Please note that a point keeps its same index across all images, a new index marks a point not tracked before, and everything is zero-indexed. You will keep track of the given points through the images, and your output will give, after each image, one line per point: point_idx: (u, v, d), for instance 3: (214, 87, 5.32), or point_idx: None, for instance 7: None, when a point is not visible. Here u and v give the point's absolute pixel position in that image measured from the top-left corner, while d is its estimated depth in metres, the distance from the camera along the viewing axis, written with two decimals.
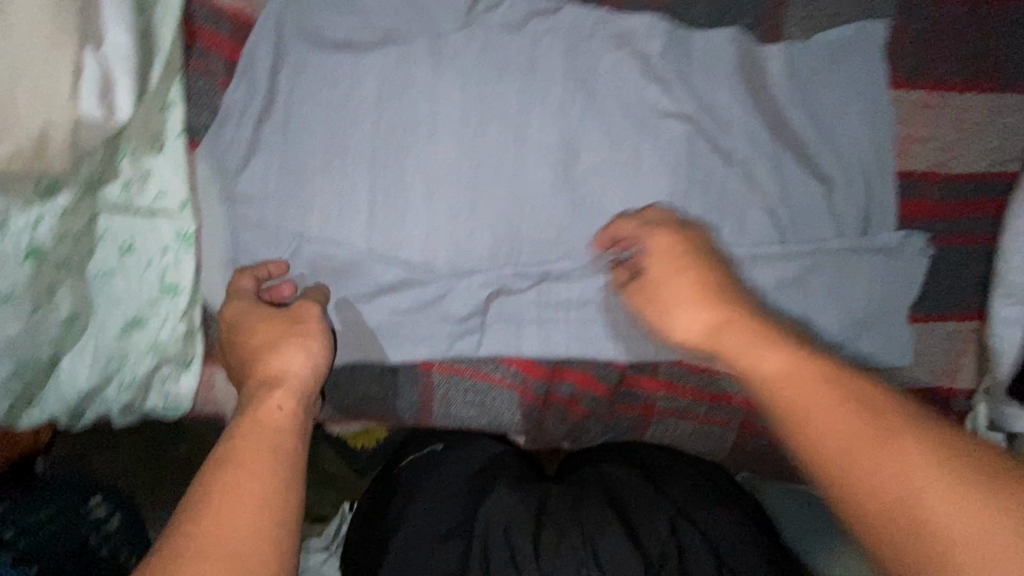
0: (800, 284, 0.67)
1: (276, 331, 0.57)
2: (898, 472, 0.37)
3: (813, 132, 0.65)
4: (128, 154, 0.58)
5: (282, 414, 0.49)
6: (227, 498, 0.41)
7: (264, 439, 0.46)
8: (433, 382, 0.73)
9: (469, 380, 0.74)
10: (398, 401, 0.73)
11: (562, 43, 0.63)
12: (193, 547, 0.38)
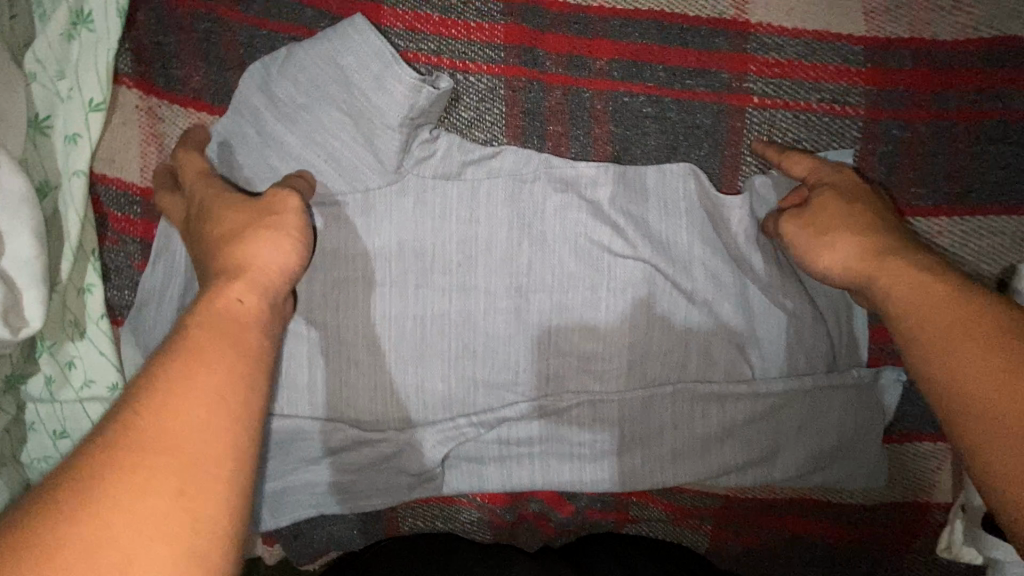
0: (770, 417, 0.64)
1: (243, 219, 0.48)
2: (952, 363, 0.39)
3: (774, 267, 0.62)
4: (46, 349, 0.55)
5: (242, 308, 0.42)
6: (182, 408, 0.34)
7: (235, 357, 0.38)
8: (398, 514, 0.74)
9: (437, 509, 0.75)
10: (364, 538, 0.73)
11: (503, 188, 0.59)
12: (109, 495, 0.30)
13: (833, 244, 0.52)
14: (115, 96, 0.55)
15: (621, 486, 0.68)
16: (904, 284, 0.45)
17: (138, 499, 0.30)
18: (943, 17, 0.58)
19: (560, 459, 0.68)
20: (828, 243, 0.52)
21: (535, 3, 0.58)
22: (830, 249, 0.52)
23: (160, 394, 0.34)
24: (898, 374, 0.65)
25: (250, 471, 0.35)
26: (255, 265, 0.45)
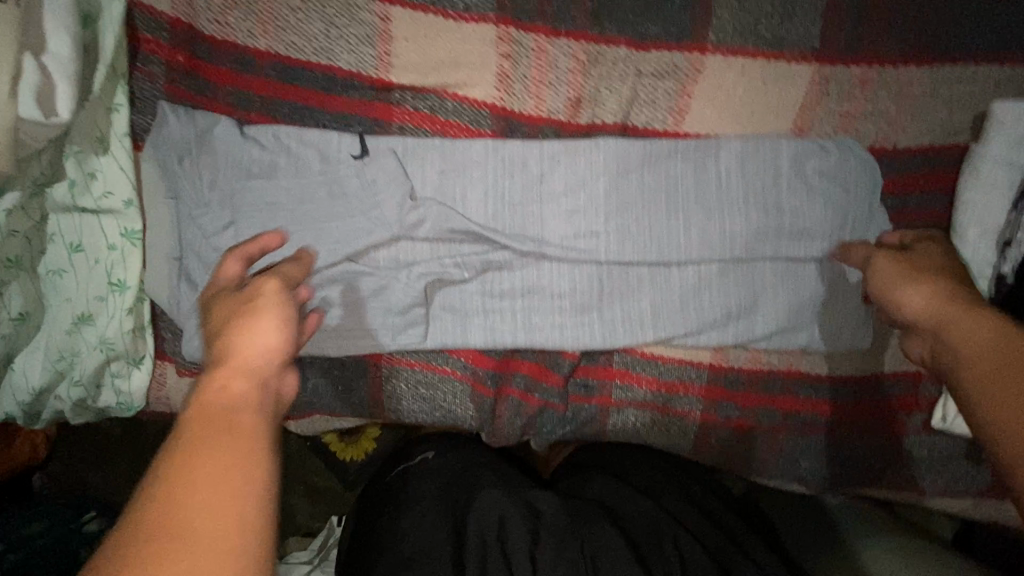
0: (745, 264, 0.66)
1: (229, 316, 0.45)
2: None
3: (744, 115, 0.65)
4: (73, 156, 0.61)
5: (230, 393, 0.38)
6: (171, 510, 0.31)
7: (209, 458, 0.34)
8: (382, 374, 0.72)
9: (421, 374, 0.72)
10: (349, 396, 0.73)
11: (490, 36, 0.64)
12: (160, 554, 0.30)
13: (907, 291, 0.54)
14: None
15: (601, 341, 0.69)
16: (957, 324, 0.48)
17: (195, 530, 0.31)
18: None
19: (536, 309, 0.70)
20: (903, 294, 0.54)
21: None
22: (903, 297, 0.54)
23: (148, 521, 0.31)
24: (875, 222, 0.65)
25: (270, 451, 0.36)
26: (255, 357, 0.42)
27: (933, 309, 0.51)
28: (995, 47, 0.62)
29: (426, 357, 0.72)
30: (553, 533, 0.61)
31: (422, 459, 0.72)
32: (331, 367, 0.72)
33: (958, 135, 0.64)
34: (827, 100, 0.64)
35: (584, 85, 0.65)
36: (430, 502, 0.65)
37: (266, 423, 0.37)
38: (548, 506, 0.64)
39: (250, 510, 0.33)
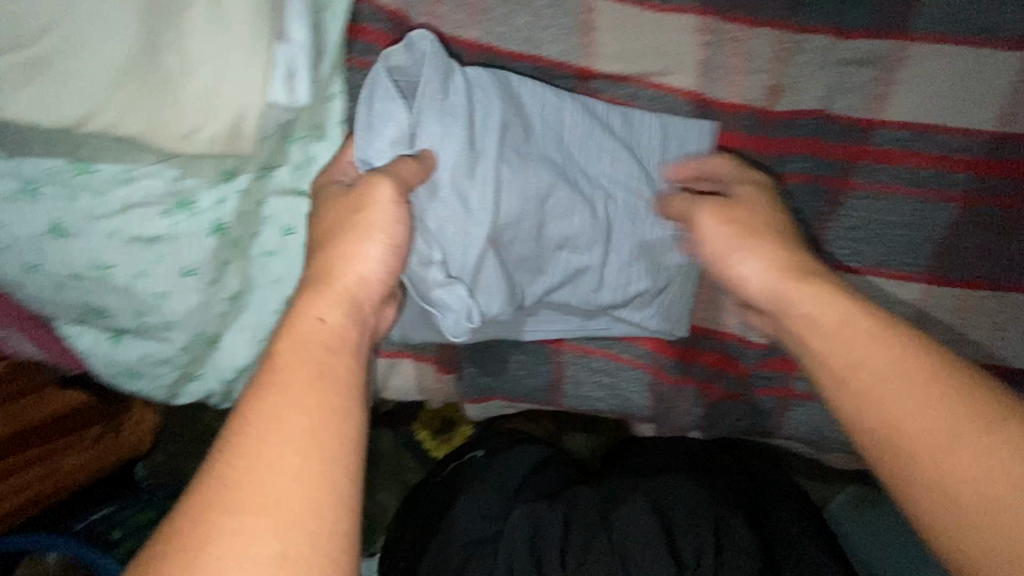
0: (948, 252, 0.67)
1: (720, 205, 0.61)
2: (967, 459, 0.41)
3: (945, 103, 0.65)
4: (297, 141, 0.64)
5: (324, 327, 0.48)
6: (243, 446, 0.41)
7: (281, 446, 0.41)
8: (563, 361, 0.74)
9: (600, 362, 0.73)
10: (529, 381, 0.75)
11: (693, 25, 0.65)
12: (243, 478, 0.40)
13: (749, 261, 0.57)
14: None
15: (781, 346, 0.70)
16: (832, 310, 0.51)
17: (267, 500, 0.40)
18: None
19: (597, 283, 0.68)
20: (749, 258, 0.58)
21: None
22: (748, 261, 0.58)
23: (261, 426, 0.42)
24: None
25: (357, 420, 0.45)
26: (313, 330, 0.48)
27: (839, 378, 0.49)
28: None
29: (606, 345, 0.73)
30: (586, 527, 0.69)
31: (473, 458, 0.80)
32: (514, 352, 0.73)
33: None
34: None
35: (783, 73, 0.66)
36: (489, 495, 0.74)
37: (342, 373, 0.46)
38: (585, 498, 0.72)
39: (331, 476, 0.42)
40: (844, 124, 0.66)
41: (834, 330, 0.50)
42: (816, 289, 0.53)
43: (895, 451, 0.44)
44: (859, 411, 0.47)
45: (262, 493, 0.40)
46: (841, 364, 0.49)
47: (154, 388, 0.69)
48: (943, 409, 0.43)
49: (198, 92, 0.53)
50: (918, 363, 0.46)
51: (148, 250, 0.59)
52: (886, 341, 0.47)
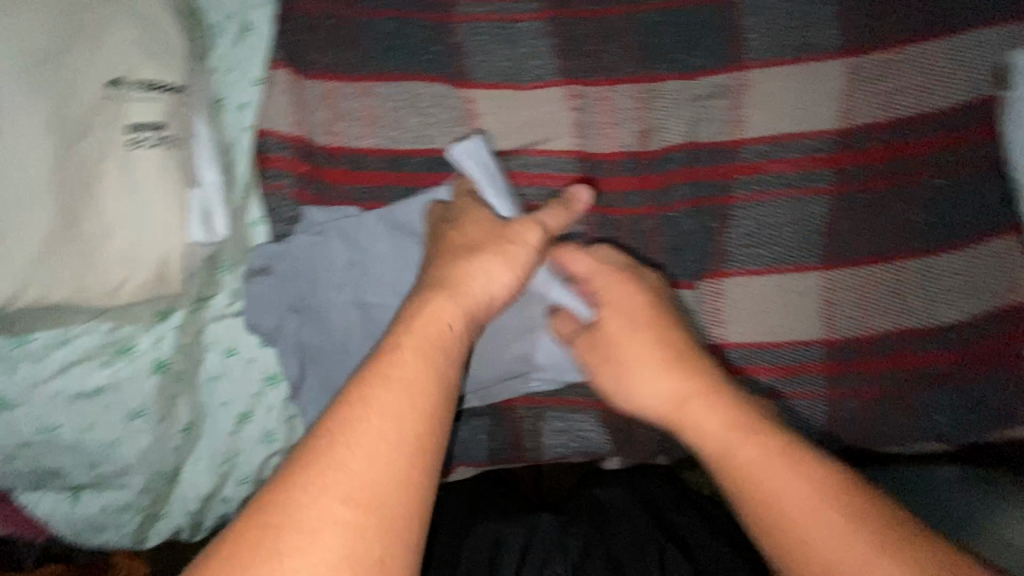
0: (834, 238, 0.73)
1: (489, 232, 0.61)
2: (832, 532, 0.49)
3: (792, 112, 0.73)
4: (227, 270, 0.70)
5: (412, 346, 0.50)
6: (322, 460, 0.43)
7: (380, 465, 0.43)
8: (518, 416, 0.77)
9: (551, 410, 0.77)
10: (489, 443, 0.77)
11: (559, 94, 0.74)
12: (302, 518, 0.40)
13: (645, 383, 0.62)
14: (269, 78, 0.72)
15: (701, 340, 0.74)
16: (712, 402, 0.59)
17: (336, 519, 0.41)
18: None
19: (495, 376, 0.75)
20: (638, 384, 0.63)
21: None
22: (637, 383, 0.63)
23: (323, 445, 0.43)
24: (929, 182, 0.72)
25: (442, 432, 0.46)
26: (431, 331, 0.51)
27: (737, 483, 0.54)
28: (995, 10, 0.71)
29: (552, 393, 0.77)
30: (540, 553, 0.68)
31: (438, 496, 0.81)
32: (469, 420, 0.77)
33: (991, 88, 0.71)
34: (866, 84, 0.72)
35: (649, 118, 0.74)
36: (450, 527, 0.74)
37: (433, 397, 0.47)
38: (545, 529, 0.71)
39: (395, 505, 0.42)
40: (711, 148, 0.74)
41: (714, 429, 0.57)
42: (704, 384, 0.60)
43: (780, 531, 0.51)
44: (762, 505, 0.52)
45: (352, 501, 0.41)
46: (739, 466, 0.54)
47: (120, 537, 0.68)
48: (805, 494, 0.51)
49: (121, 246, 0.58)
50: (762, 448, 0.54)
51: (93, 401, 0.63)
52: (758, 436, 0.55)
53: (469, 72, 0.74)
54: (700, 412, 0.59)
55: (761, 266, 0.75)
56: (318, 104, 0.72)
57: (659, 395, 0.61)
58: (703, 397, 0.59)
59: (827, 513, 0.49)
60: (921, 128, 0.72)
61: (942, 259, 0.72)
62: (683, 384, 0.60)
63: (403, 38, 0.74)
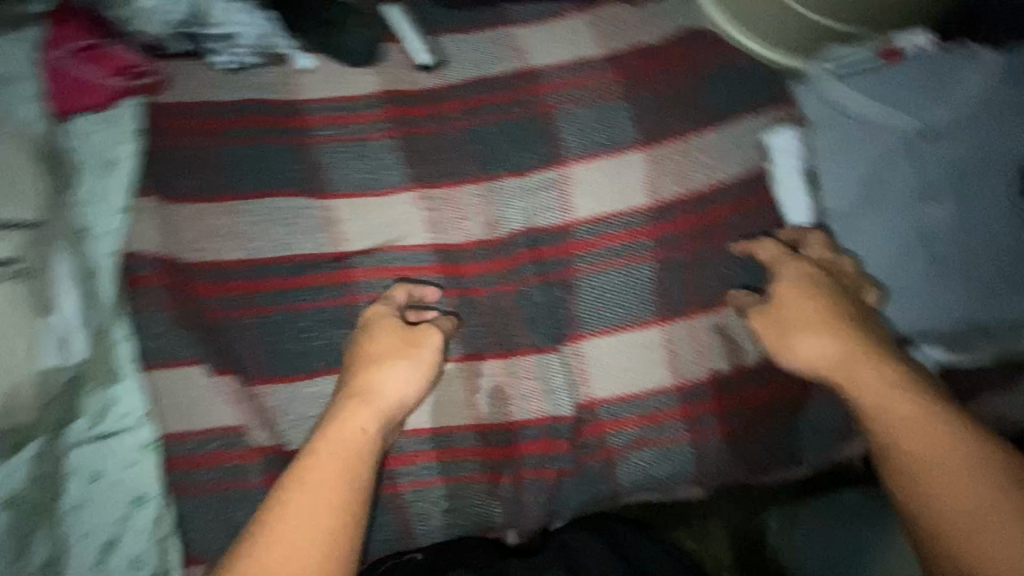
0: (662, 297, 0.85)
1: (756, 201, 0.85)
2: (977, 497, 0.56)
3: (610, 195, 0.86)
4: (91, 392, 0.70)
5: (363, 432, 0.64)
6: (256, 546, 0.56)
7: (293, 542, 0.56)
8: (405, 500, 0.80)
9: (435, 487, 0.81)
10: (378, 535, 0.79)
11: (411, 198, 0.84)
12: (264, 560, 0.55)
13: (804, 346, 0.71)
14: (135, 205, 0.77)
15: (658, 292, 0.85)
16: (900, 403, 0.64)
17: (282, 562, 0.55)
18: (646, 30, 0.93)
19: (398, 454, 0.80)
20: (797, 345, 0.72)
21: (401, 90, 0.89)
22: (792, 345, 0.72)
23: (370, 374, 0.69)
24: (732, 240, 0.85)
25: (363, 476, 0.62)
26: (351, 437, 0.64)
27: (859, 393, 0.66)
28: (755, 100, 0.88)
29: (444, 469, 0.81)
30: None
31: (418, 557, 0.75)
32: None
33: (763, 162, 0.85)
34: (665, 166, 0.86)
35: (492, 210, 0.85)
36: None
37: (360, 456, 0.63)
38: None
39: (327, 528, 0.57)
40: (549, 231, 0.85)
41: (879, 389, 0.65)
42: (881, 372, 0.66)
43: (915, 482, 0.60)
44: (899, 449, 0.61)
45: (304, 553, 0.55)
46: (820, 366, 0.70)
47: None
48: (909, 404, 0.63)
49: None
50: (911, 390, 0.64)
51: None
52: (830, 328, 0.71)
53: (327, 186, 0.83)
54: (816, 309, 0.73)
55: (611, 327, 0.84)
56: (185, 225, 0.78)
57: (907, 447, 0.61)
58: (814, 293, 0.74)
59: (1000, 515, 0.55)
60: (717, 197, 0.86)
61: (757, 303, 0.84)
62: (845, 346, 0.69)
63: (263, 162, 0.83)
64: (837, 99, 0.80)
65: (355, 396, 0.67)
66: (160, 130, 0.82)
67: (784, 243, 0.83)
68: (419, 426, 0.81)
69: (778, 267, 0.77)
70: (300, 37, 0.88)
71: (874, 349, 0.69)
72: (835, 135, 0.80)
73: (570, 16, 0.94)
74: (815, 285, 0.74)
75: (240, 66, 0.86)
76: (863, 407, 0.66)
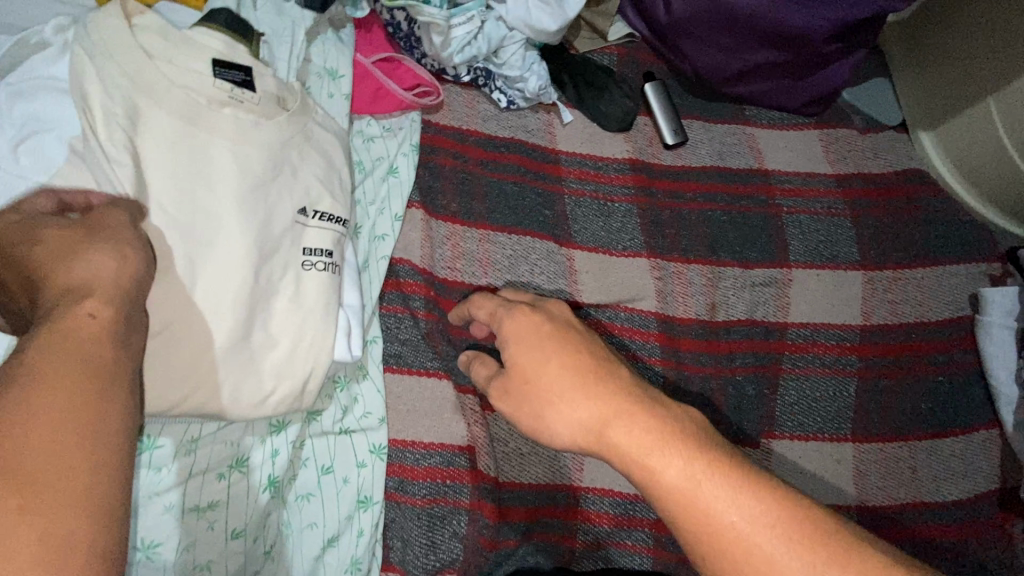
0: (860, 413, 0.87)
1: (952, 343, 0.90)
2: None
3: (826, 303, 0.90)
4: (342, 385, 0.73)
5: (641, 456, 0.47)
6: None
7: None
8: (576, 558, 0.78)
9: (608, 551, 0.79)
10: None
11: (645, 265, 0.88)
12: None
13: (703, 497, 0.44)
14: (405, 214, 0.81)
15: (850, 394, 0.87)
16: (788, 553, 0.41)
17: None
18: (872, 160, 1.00)
19: (581, 509, 0.78)
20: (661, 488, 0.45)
21: (647, 163, 0.95)
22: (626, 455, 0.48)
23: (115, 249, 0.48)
24: (932, 377, 0.89)
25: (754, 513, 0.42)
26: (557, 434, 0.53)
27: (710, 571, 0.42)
28: (965, 251, 0.95)
29: (613, 534, 0.79)
30: None
31: None
32: (526, 557, 0.76)
33: (967, 309, 0.91)
34: (879, 293, 0.91)
35: (715, 294, 0.89)
36: None
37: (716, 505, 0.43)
38: None
39: None
40: (766, 326, 0.88)
41: (735, 511, 0.42)
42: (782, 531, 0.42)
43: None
44: None
45: None
46: (731, 535, 0.42)
47: None
48: (779, 537, 0.41)
49: (278, 361, 0.61)
50: (782, 526, 0.41)
51: (200, 518, 0.62)
52: (689, 464, 0.45)
53: (573, 236, 0.88)
54: (668, 459, 0.46)
55: (805, 432, 0.86)
56: (445, 242, 0.82)
57: None
58: (630, 420, 0.48)
59: None
60: (923, 332, 0.90)
61: (943, 442, 0.87)
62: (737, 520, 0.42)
63: (521, 200, 0.87)
64: None
65: (67, 294, 0.42)
66: (432, 147, 0.87)
67: (971, 397, 0.88)
68: (604, 486, 0.80)
69: (588, 383, 0.52)
70: (568, 92, 0.94)
71: (700, 462, 0.45)
72: None
73: (807, 132, 1.02)
74: (635, 405, 0.49)
75: (508, 104, 0.91)
76: (718, 562, 0.42)
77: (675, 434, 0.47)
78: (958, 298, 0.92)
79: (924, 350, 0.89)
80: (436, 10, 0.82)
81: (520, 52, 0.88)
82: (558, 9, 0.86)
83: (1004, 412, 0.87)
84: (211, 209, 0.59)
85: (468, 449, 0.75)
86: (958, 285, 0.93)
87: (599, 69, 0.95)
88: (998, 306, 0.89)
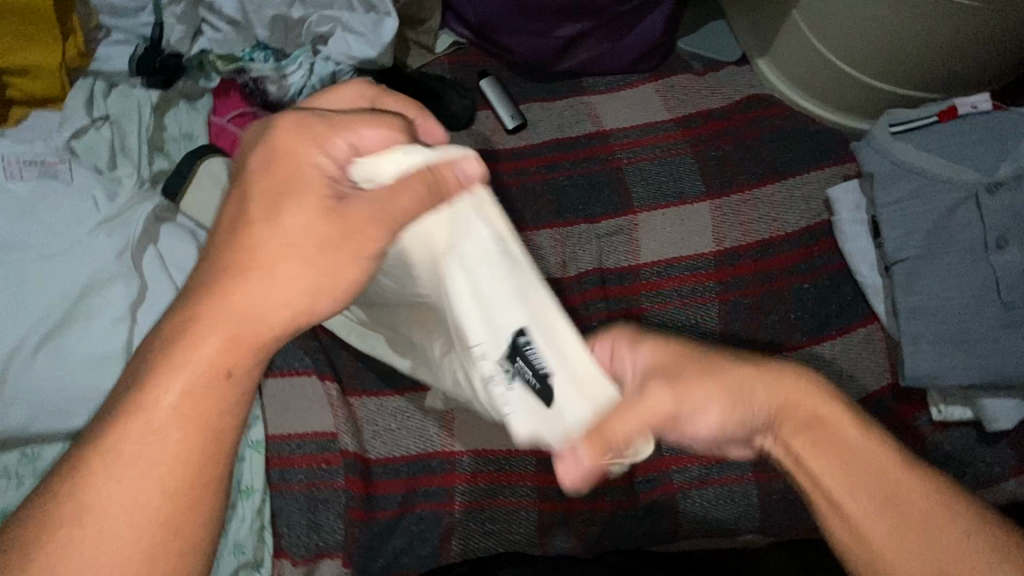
0: (729, 334, 0.88)
1: (810, 247, 0.91)
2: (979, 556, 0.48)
3: (677, 237, 0.93)
4: None
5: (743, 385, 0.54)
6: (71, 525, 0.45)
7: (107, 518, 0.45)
8: (455, 520, 0.81)
9: (488, 510, 0.82)
10: (421, 550, 0.80)
11: None
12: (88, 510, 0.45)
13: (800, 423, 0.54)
14: None
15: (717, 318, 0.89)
16: (871, 451, 0.52)
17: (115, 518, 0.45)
18: (709, 97, 1.04)
19: (458, 472, 0.83)
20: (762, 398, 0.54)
21: (489, 150, 1.03)
22: (708, 401, 0.54)
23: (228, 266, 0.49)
24: (797, 285, 0.88)
25: (846, 419, 0.54)
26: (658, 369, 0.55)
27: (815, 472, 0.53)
28: (814, 158, 0.95)
29: (493, 493, 0.83)
30: None
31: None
32: (408, 526, 0.80)
33: (824, 214, 0.91)
34: (730, 216, 0.93)
35: (565, 251, 0.93)
36: None
37: (824, 407, 0.54)
38: None
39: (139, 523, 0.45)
40: (618, 272, 0.92)
41: (869, 469, 0.52)
42: (859, 429, 0.53)
43: (875, 523, 0.51)
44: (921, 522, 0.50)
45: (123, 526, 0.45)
46: (831, 445, 0.53)
47: None
48: (877, 452, 0.52)
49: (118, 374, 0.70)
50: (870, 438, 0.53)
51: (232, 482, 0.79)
52: (794, 383, 0.54)
53: None
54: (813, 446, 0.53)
55: None
56: None
57: (910, 499, 0.51)
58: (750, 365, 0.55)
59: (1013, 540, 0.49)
60: (779, 244, 0.91)
61: (822, 347, 0.86)
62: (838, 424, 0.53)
63: None
64: (897, 153, 0.81)
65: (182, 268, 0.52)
66: None
67: (842, 297, 0.88)
68: (478, 447, 0.84)
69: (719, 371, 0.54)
70: None
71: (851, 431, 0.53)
72: (900, 187, 0.81)
73: (642, 87, 1.07)
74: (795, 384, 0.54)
75: None
76: (887, 514, 0.51)
77: (812, 432, 0.54)
78: (812, 206, 0.93)
79: (785, 261, 0.90)
80: (261, 64, 0.97)
81: (353, 81, 1.00)
82: (375, 37, 0.98)
83: (878, 304, 0.85)
84: (62, 258, 0.72)
85: (336, 429, 0.81)
86: (811, 192, 0.93)
87: (433, 78, 1.05)
88: (846, 205, 0.88)
